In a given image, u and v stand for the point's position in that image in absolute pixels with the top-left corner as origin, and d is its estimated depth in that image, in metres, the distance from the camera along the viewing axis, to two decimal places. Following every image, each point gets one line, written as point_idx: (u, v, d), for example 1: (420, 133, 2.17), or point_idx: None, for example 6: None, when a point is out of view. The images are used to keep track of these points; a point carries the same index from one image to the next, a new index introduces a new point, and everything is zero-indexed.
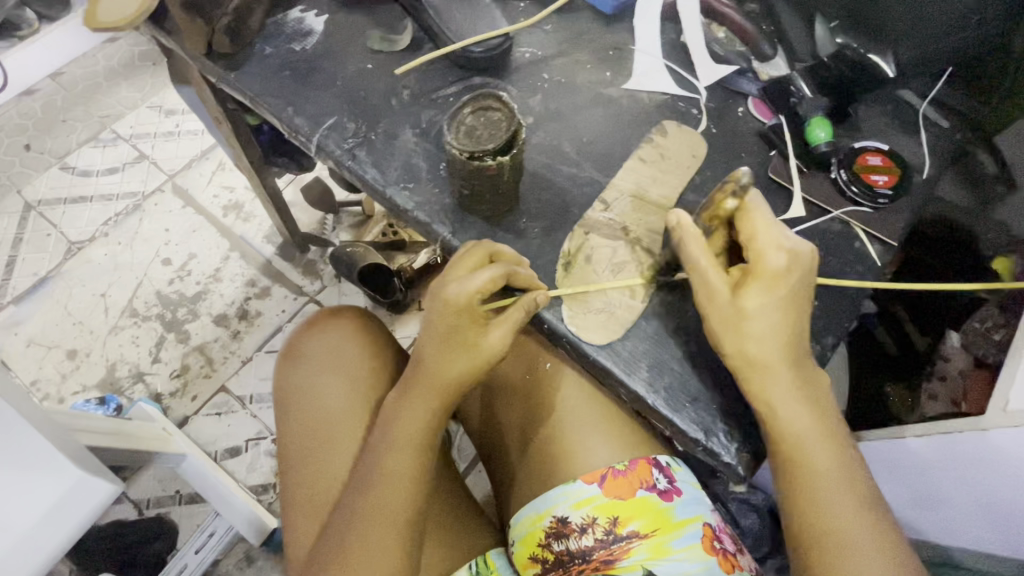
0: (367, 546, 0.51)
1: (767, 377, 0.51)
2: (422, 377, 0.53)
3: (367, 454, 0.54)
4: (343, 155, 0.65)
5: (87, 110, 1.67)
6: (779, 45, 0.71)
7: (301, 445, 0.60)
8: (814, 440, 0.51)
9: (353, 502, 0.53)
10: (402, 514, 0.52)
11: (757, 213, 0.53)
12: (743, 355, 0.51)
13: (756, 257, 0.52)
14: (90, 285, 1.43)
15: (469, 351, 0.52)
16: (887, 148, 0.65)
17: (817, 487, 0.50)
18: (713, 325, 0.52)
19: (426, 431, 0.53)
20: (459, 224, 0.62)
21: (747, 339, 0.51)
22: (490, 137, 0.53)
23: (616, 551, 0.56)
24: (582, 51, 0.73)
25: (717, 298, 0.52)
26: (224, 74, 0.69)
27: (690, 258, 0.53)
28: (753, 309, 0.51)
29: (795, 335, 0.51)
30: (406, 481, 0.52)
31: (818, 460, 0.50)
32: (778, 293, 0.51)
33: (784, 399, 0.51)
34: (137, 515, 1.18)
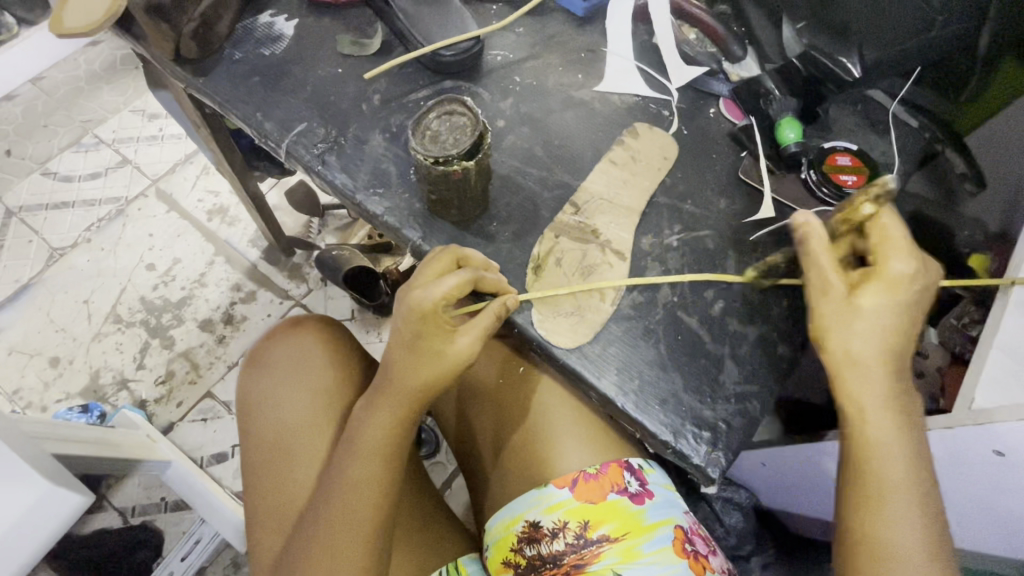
0: (332, 554, 0.50)
1: (851, 374, 0.48)
2: (389, 385, 0.53)
3: (335, 461, 0.54)
4: (312, 160, 0.64)
5: (69, 114, 1.65)
6: (752, 46, 0.73)
7: (269, 453, 0.59)
8: (898, 452, 0.47)
9: (319, 511, 0.52)
10: (368, 522, 0.51)
11: (896, 219, 0.51)
12: (847, 352, 0.48)
13: (880, 259, 0.50)
14: (72, 291, 1.42)
15: (435, 358, 0.51)
16: (855, 148, 0.65)
17: (887, 500, 0.46)
18: (821, 321, 0.50)
19: (394, 439, 0.53)
20: (429, 229, 0.62)
21: (856, 335, 0.48)
22: (455, 142, 0.53)
23: (587, 555, 0.56)
24: (553, 53, 0.72)
25: (833, 295, 0.50)
26: (192, 80, 0.69)
27: (815, 254, 0.51)
28: (867, 309, 0.48)
29: (905, 342, 0.48)
30: (372, 490, 0.52)
31: (892, 473, 0.46)
32: (893, 295, 0.48)
33: (867, 401, 0.48)
34: (122, 524, 1.17)
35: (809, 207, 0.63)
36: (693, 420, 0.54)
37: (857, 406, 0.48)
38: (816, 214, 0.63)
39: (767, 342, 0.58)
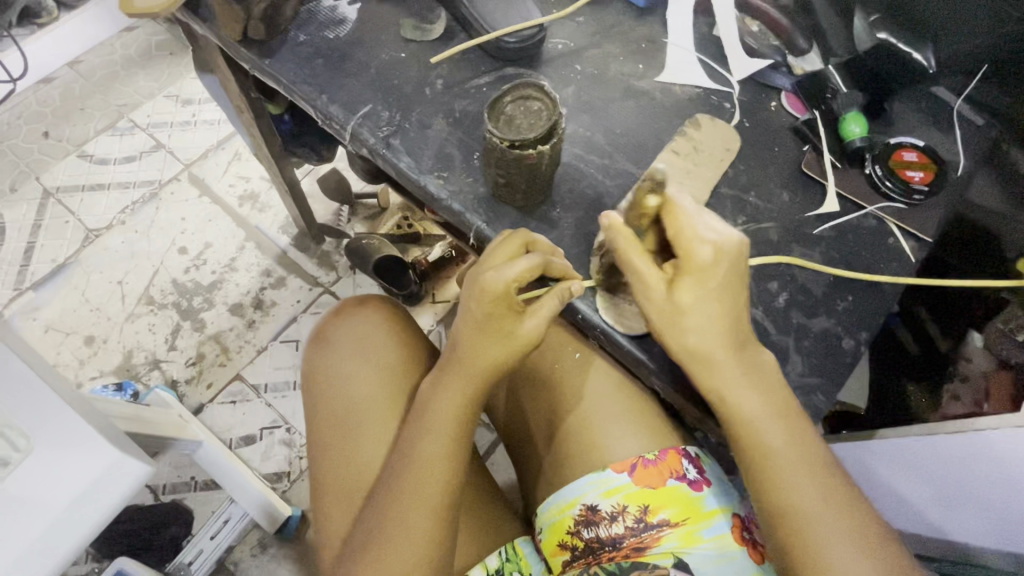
0: (404, 527, 0.51)
1: (709, 370, 0.50)
2: (458, 363, 0.54)
3: (403, 438, 0.55)
4: (377, 143, 0.65)
5: (105, 98, 1.68)
6: (816, 41, 0.71)
7: (331, 431, 0.60)
8: (771, 427, 0.50)
9: (389, 486, 0.53)
10: (439, 496, 0.52)
11: (680, 209, 0.52)
12: (690, 350, 0.50)
13: (681, 251, 0.51)
14: (107, 272, 1.45)
15: (505, 338, 0.52)
16: (923, 144, 0.64)
17: (778, 472, 0.49)
18: (657, 322, 0.51)
19: (461, 418, 0.54)
20: (492, 214, 0.62)
21: (688, 332, 0.50)
22: (531, 127, 0.53)
23: (646, 539, 0.57)
24: (613, 43, 0.72)
25: (657, 295, 0.51)
26: (257, 62, 0.70)
27: (621, 259, 0.52)
28: (684, 301, 0.50)
29: (734, 324, 0.50)
30: (441, 466, 0.53)
31: (771, 444, 0.49)
32: (706, 285, 0.50)
33: (732, 391, 0.50)
34: (154, 500, 1.20)
35: (874, 202, 0.63)
36: None
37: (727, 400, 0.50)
38: (880, 210, 0.63)
39: (831, 336, 0.58)
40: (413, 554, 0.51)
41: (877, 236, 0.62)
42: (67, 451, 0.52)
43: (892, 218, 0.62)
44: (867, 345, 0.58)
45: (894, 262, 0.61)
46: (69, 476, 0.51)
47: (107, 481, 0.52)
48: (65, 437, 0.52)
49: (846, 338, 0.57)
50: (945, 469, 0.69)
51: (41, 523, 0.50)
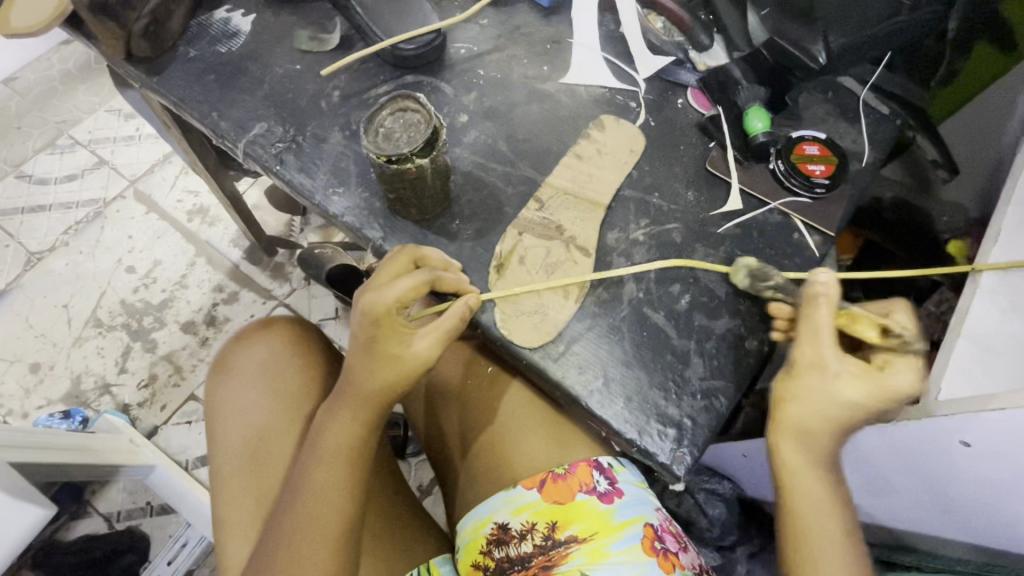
0: (297, 561, 0.50)
1: (793, 443, 0.49)
2: (349, 389, 0.52)
3: (297, 467, 0.53)
4: (270, 160, 0.63)
5: (43, 116, 1.62)
6: (718, 34, 0.69)
7: (234, 460, 0.59)
8: (816, 478, 0.49)
9: (282, 517, 0.52)
10: (332, 527, 0.51)
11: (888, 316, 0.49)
12: (800, 425, 0.48)
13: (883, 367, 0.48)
14: (51, 296, 1.40)
15: (393, 362, 0.50)
16: (824, 137, 0.63)
17: (816, 550, 0.48)
18: (788, 389, 0.49)
19: (355, 445, 0.52)
20: (390, 228, 0.60)
21: (813, 411, 0.48)
22: (409, 140, 0.51)
23: (554, 556, 0.56)
24: (518, 45, 0.71)
25: (825, 372, 0.48)
26: (147, 80, 0.67)
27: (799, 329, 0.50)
28: (846, 395, 0.47)
29: (856, 424, 0.48)
30: (334, 494, 0.51)
31: (812, 491, 0.49)
32: (859, 388, 0.47)
33: (802, 466, 0.49)
34: (108, 529, 1.15)
35: (778, 198, 0.62)
36: (656, 417, 0.53)
37: (782, 461, 0.49)
38: (784, 205, 0.62)
39: (734, 336, 0.56)
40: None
41: (783, 231, 0.62)
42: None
43: (796, 213, 0.62)
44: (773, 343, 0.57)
45: (798, 258, 0.60)
46: None
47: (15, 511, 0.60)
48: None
49: (750, 338, 0.56)
50: (858, 460, 0.66)
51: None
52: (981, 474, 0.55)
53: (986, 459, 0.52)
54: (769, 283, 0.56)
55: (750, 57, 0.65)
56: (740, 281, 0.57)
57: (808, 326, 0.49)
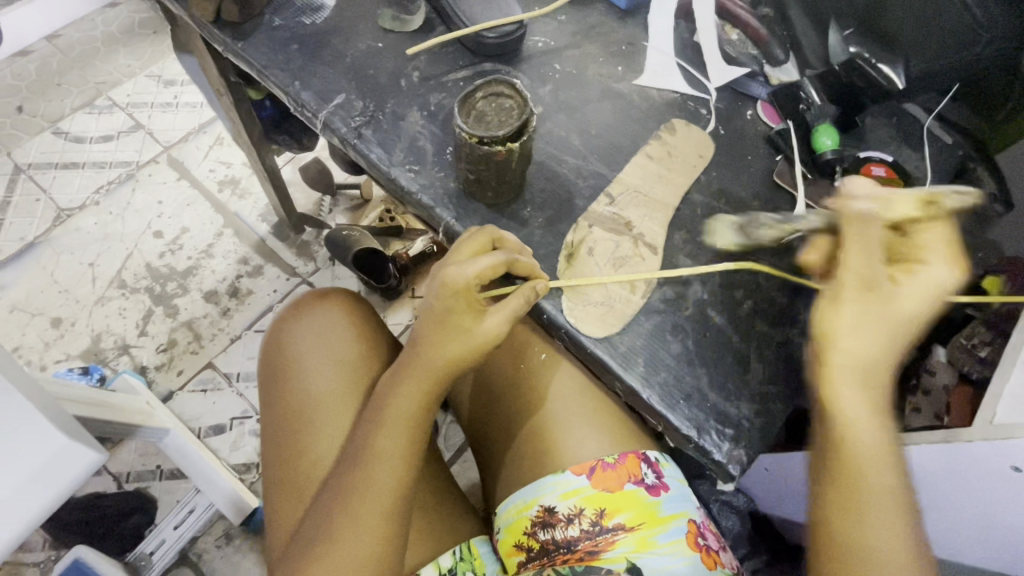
0: (353, 525, 0.50)
1: (846, 380, 0.47)
2: (415, 359, 0.53)
3: (358, 431, 0.54)
4: (349, 133, 0.64)
5: (84, 74, 1.63)
6: (792, 52, 0.71)
7: (290, 422, 0.60)
8: (886, 458, 0.46)
9: (340, 479, 0.53)
10: (389, 494, 0.51)
11: (940, 227, 0.50)
12: (861, 352, 0.47)
13: (922, 258, 0.49)
14: (78, 253, 1.41)
15: (463, 336, 0.52)
16: (890, 159, 0.65)
17: (869, 503, 0.46)
18: (851, 309, 0.48)
19: (416, 415, 0.53)
20: (462, 210, 0.62)
21: (873, 334, 0.47)
22: (501, 124, 0.53)
23: (601, 543, 0.57)
24: (593, 44, 0.72)
25: (876, 290, 0.48)
26: (231, 43, 0.68)
27: (867, 250, 0.48)
28: (904, 303, 0.47)
29: (904, 339, 0.48)
30: (394, 461, 0.52)
31: (878, 477, 0.46)
32: (882, 311, 0.47)
33: (862, 414, 0.47)
34: (116, 489, 1.16)
35: None
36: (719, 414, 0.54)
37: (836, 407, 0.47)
38: None
39: (794, 345, 0.58)
40: (361, 553, 0.50)
41: None
42: (17, 447, 0.53)
43: None
44: None
45: None
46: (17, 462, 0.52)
47: (44, 481, 0.54)
48: (23, 438, 0.53)
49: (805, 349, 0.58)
50: None
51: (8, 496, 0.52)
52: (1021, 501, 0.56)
53: None
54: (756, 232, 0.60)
55: (825, 76, 0.67)
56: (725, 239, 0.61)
57: (861, 242, 0.48)
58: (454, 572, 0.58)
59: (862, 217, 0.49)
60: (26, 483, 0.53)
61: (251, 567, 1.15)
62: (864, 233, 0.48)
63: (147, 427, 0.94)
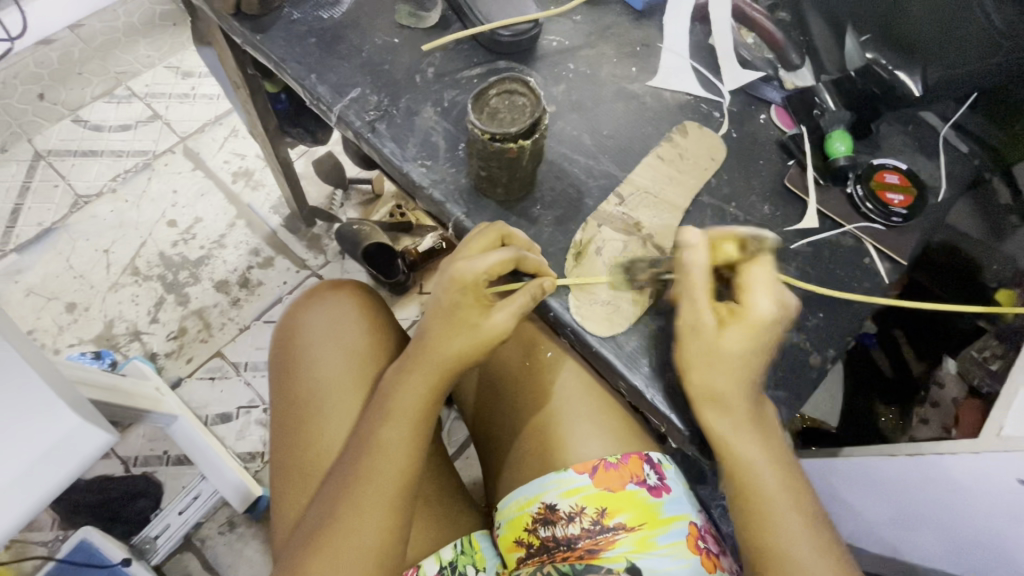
0: (356, 513, 0.51)
1: (713, 412, 0.51)
2: (422, 353, 0.54)
3: (364, 422, 0.55)
4: (363, 127, 0.65)
5: (104, 64, 1.65)
6: (808, 57, 0.71)
7: (299, 410, 0.61)
8: (766, 467, 0.51)
9: (345, 469, 0.53)
10: (393, 484, 0.52)
11: (759, 268, 0.52)
12: (706, 388, 0.51)
13: (744, 296, 0.52)
14: (93, 239, 1.43)
15: (471, 331, 0.52)
16: (905, 167, 0.64)
17: (771, 512, 0.50)
18: (688, 353, 0.52)
19: (422, 407, 0.54)
20: (473, 206, 0.62)
21: (715, 373, 0.50)
22: (513, 121, 0.53)
23: (601, 542, 0.57)
24: (608, 44, 0.72)
25: (700, 332, 0.51)
26: (250, 36, 0.69)
27: (692, 290, 0.52)
28: (730, 340, 0.50)
29: (752, 367, 0.51)
30: (399, 452, 0.53)
31: (762, 485, 0.50)
32: (737, 343, 0.50)
33: (738, 445, 0.50)
34: (124, 472, 1.17)
35: (853, 221, 0.63)
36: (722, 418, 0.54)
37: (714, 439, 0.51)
38: (859, 229, 0.63)
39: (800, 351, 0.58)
40: (363, 542, 0.50)
41: (854, 253, 0.63)
42: (25, 429, 0.53)
43: (869, 238, 0.63)
44: (834, 362, 0.59)
45: (867, 282, 0.61)
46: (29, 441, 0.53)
47: (54, 461, 0.54)
48: (31, 421, 0.53)
49: (811, 354, 0.58)
50: (898, 490, 0.68)
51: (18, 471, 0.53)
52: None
53: None
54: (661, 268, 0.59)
55: (840, 81, 0.67)
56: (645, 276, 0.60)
57: (691, 287, 0.51)
58: (454, 566, 0.59)
59: (691, 257, 0.52)
60: (36, 463, 0.53)
61: (252, 554, 1.16)
62: (689, 278, 0.52)
63: (155, 413, 0.95)
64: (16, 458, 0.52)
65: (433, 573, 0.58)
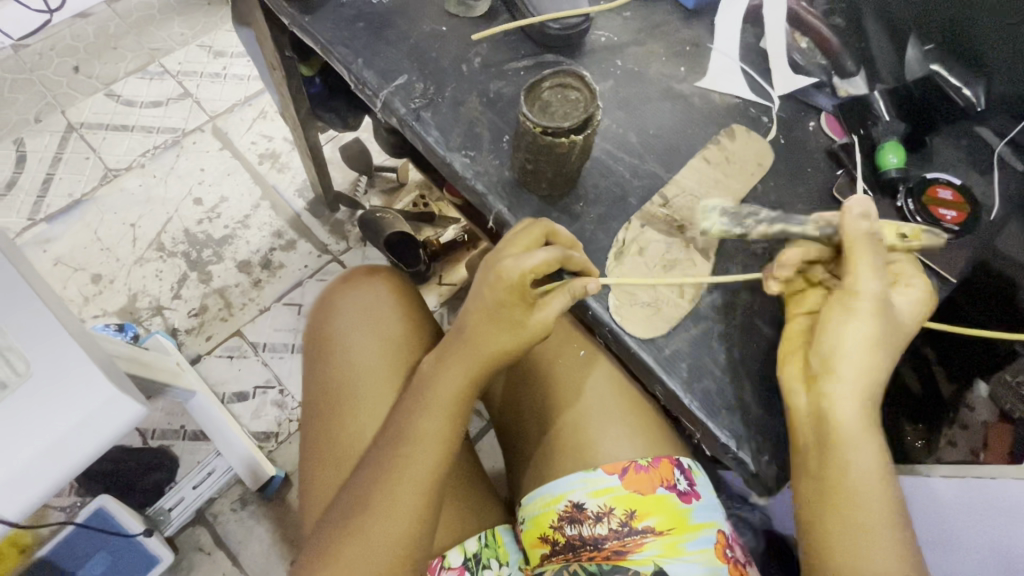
0: (391, 501, 0.51)
1: (831, 396, 0.50)
2: (463, 346, 0.54)
3: (400, 412, 0.55)
4: (408, 115, 0.64)
5: (139, 40, 1.67)
6: (863, 66, 0.69)
7: (333, 395, 0.62)
8: (872, 476, 0.49)
9: (379, 457, 0.53)
10: (427, 476, 0.52)
11: (857, 247, 0.51)
12: (817, 405, 0.50)
13: (863, 292, 0.51)
14: (121, 213, 1.45)
15: (513, 328, 0.52)
16: (959, 182, 0.63)
17: (866, 519, 0.48)
18: (825, 328, 0.51)
19: (459, 400, 0.54)
20: (515, 200, 0.62)
21: (824, 382, 0.50)
22: (566, 116, 0.52)
23: (629, 544, 0.57)
24: (657, 42, 0.71)
25: (844, 312, 0.51)
26: (298, 17, 0.69)
27: (844, 266, 0.51)
28: (858, 317, 0.50)
29: (881, 353, 0.50)
30: (434, 444, 0.53)
31: (866, 492, 0.49)
32: (867, 316, 0.49)
33: (847, 433, 0.49)
34: (141, 444, 1.19)
35: None
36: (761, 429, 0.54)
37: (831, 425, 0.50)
38: None
39: None
40: (396, 532, 0.50)
41: None
42: (65, 397, 0.51)
43: (917, 254, 0.61)
44: (876, 377, 0.58)
45: None
46: (61, 410, 0.50)
47: (85, 433, 0.51)
48: (72, 389, 0.51)
49: None
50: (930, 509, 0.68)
51: (44, 443, 0.50)
52: None
53: None
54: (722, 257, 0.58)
55: (895, 90, 0.66)
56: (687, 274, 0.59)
57: (859, 261, 0.51)
58: (478, 558, 0.59)
59: (860, 230, 0.51)
60: (68, 434, 0.50)
61: (262, 533, 1.17)
62: (857, 253, 0.51)
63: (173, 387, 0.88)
64: (51, 425, 0.50)
65: (458, 563, 0.58)
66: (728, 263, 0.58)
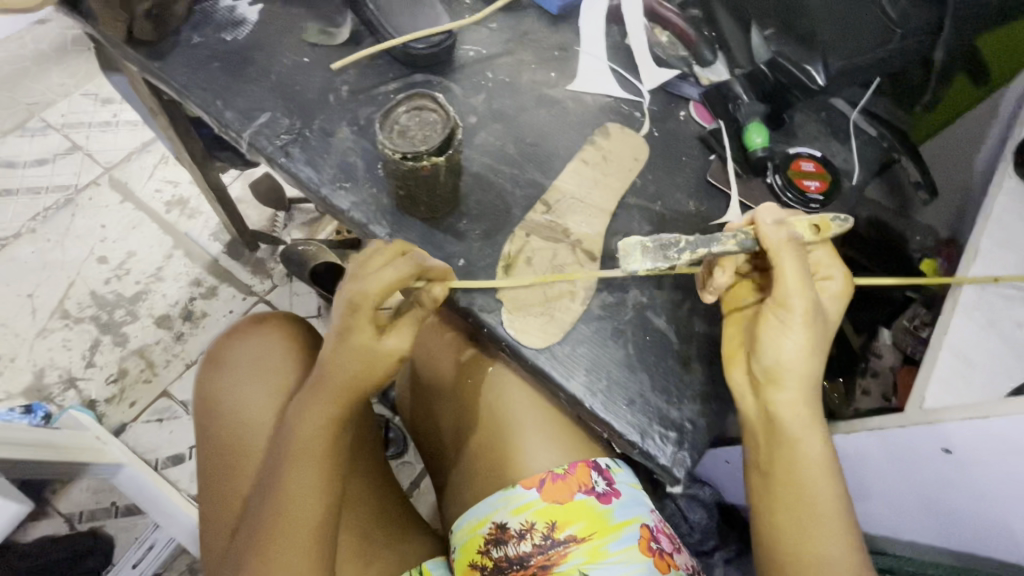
0: (276, 549, 0.50)
1: (777, 391, 0.51)
2: (321, 385, 0.54)
3: (274, 457, 0.54)
4: (275, 152, 0.62)
5: (12, 95, 1.54)
6: (720, 51, 0.72)
7: (222, 445, 0.63)
8: (823, 472, 0.50)
9: (259, 508, 0.53)
10: (308, 516, 0.52)
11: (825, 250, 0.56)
12: (784, 367, 0.50)
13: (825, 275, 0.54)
14: (15, 284, 1.33)
15: (364, 354, 0.53)
16: (819, 155, 0.66)
17: (812, 515, 0.49)
18: (779, 329, 0.50)
19: (329, 438, 0.54)
20: (397, 226, 0.60)
21: (803, 351, 0.50)
22: (425, 138, 0.51)
23: (553, 556, 0.56)
24: (527, 50, 0.72)
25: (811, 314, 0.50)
26: (147, 63, 0.65)
27: (797, 266, 0.50)
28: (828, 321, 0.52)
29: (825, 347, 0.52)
30: (308, 487, 0.52)
31: (811, 483, 0.50)
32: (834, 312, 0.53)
33: (791, 418, 0.51)
34: (68, 531, 1.04)
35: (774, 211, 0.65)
36: (661, 419, 0.55)
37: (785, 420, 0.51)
38: None
39: None
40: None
41: None
42: None
43: None
44: None
45: None
46: None
47: None
48: None
49: None
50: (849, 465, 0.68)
51: None
52: (967, 485, 0.56)
53: (966, 467, 0.54)
54: (677, 250, 0.51)
55: (751, 75, 0.69)
56: (639, 263, 0.51)
57: (794, 264, 0.50)
58: None
59: (782, 237, 0.50)
60: None
61: None
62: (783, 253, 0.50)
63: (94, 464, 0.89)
64: None
65: None
66: (679, 245, 0.51)
